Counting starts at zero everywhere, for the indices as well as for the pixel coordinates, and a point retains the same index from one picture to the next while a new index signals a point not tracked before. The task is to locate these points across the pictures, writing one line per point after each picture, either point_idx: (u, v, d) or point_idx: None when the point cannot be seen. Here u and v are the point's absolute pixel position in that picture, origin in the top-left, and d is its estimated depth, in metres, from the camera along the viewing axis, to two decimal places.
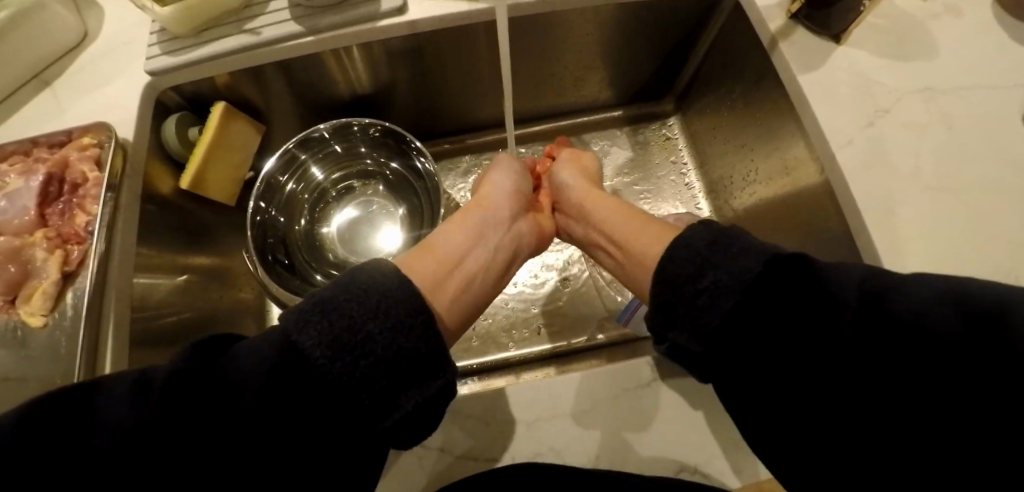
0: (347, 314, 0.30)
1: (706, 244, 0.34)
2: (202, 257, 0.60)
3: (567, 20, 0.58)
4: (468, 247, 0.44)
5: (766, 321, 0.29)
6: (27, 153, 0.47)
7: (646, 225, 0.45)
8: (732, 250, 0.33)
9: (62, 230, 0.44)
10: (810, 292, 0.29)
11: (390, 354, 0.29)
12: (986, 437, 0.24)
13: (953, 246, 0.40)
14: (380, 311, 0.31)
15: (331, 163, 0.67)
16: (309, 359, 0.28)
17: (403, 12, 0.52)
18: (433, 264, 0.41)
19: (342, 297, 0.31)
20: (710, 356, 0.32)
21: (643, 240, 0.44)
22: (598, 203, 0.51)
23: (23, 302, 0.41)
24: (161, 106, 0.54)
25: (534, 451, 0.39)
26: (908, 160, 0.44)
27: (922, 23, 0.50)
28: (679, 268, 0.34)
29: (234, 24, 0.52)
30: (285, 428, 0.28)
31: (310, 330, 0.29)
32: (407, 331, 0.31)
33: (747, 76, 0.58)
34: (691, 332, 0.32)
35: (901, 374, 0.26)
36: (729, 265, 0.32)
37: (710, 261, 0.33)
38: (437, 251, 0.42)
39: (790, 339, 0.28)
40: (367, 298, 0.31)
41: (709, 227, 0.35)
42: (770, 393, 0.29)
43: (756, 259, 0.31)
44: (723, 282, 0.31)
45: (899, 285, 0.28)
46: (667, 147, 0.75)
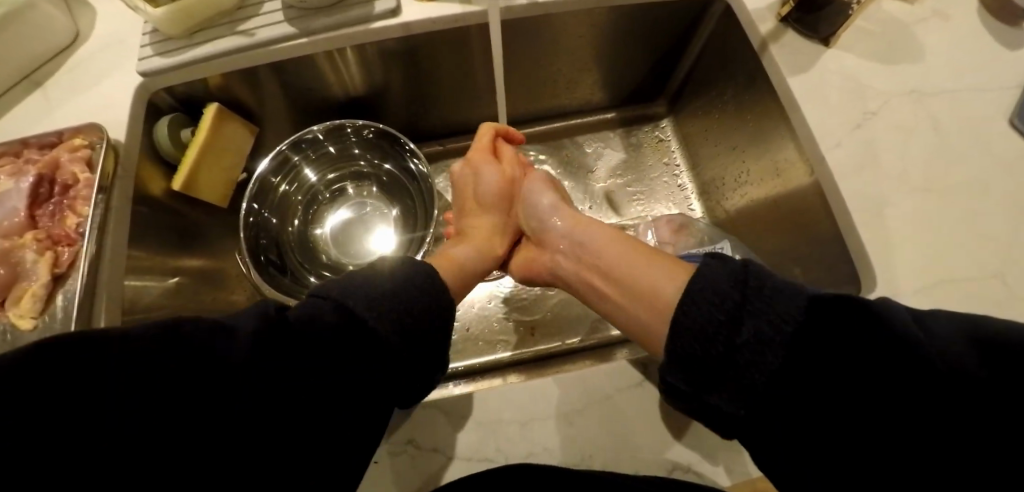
0: (398, 303, 0.34)
1: (733, 283, 0.30)
2: (194, 259, 0.59)
3: (559, 23, 0.59)
4: (473, 249, 0.52)
5: (801, 362, 0.26)
6: (16, 154, 0.47)
7: (649, 257, 0.41)
8: (767, 294, 0.29)
9: (53, 231, 0.44)
10: (854, 325, 0.26)
11: (416, 342, 0.34)
12: (1010, 478, 0.22)
13: (940, 247, 0.41)
14: (418, 297, 0.35)
15: (324, 164, 0.67)
16: (352, 343, 0.31)
17: (397, 14, 0.53)
18: (444, 263, 0.48)
19: (381, 292, 0.34)
20: (751, 411, 0.27)
21: (650, 276, 0.39)
22: (583, 231, 0.48)
23: (12, 304, 0.41)
24: (154, 108, 0.54)
25: (528, 450, 0.39)
26: (897, 161, 0.45)
27: (909, 27, 0.51)
28: (708, 315, 0.30)
29: (227, 26, 0.52)
30: (293, 434, 0.30)
31: (370, 309, 0.33)
32: (427, 316, 0.35)
33: (738, 78, 0.59)
34: (732, 391, 0.28)
35: (930, 412, 0.23)
36: (765, 308, 0.28)
37: (745, 303, 0.29)
38: (453, 257, 0.50)
39: (830, 375, 0.26)
40: (403, 288, 0.35)
41: (726, 263, 0.32)
42: (808, 435, 0.26)
43: (793, 304, 0.28)
44: (764, 335, 0.28)
45: (927, 319, 0.26)
46: (660, 149, 0.75)
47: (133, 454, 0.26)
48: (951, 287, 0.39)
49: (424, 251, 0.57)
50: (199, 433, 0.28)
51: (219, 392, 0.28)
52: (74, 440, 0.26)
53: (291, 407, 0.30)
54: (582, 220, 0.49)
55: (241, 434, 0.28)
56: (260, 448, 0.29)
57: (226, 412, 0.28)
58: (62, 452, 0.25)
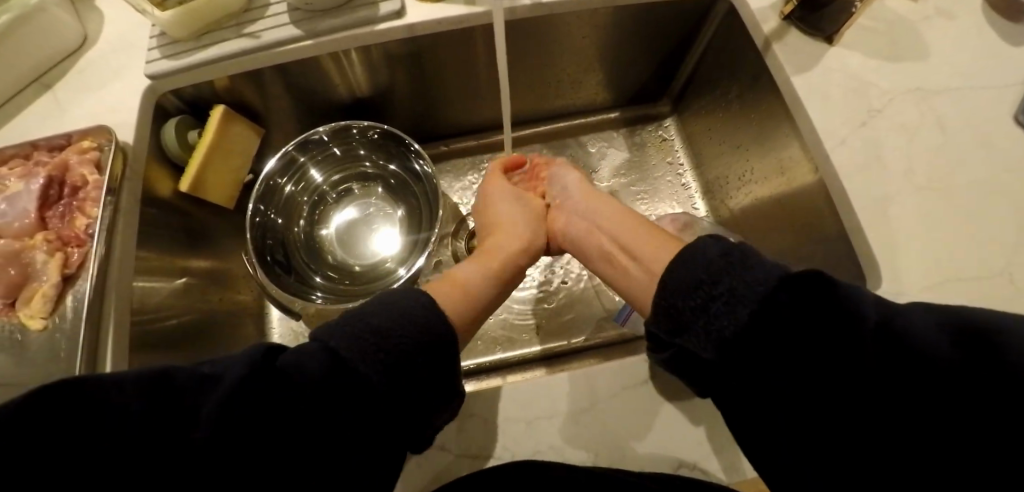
0: (391, 332, 0.32)
1: (719, 256, 0.32)
2: (201, 260, 0.60)
3: (563, 24, 0.59)
4: (484, 265, 0.48)
5: (772, 336, 0.26)
6: (26, 156, 0.47)
7: (650, 233, 0.45)
8: (749, 260, 0.31)
9: (63, 232, 0.44)
10: (828, 306, 0.25)
11: (421, 360, 0.32)
12: (981, 471, 0.22)
13: (946, 245, 0.41)
14: (411, 323, 0.33)
15: (330, 165, 0.67)
16: (351, 359, 0.30)
17: (402, 16, 0.53)
18: (450, 288, 0.43)
19: (372, 309, 0.33)
20: (721, 364, 0.29)
21: (652, 250, 0.43)
22: (597, 206, 0.52)
23: (23, 305, 0.41)
24: (162, 110, 0.55)
25: (534, 448, 0.39)
26: (903, 159, 0.45)
27: (914, 24, 0.51)
28: (692, 277, 0.32)
29: (233, 29, 0.52)
30: (293, 434, 0.27)
31: (360, 343, 0.31)
32: (426, 339, 0.33)
33: (742, 77, 0.59)
34: (704, 340, 0.30)
35: (900, 398, 0.23)
36: (742, 272, 0.30)
37: (728, 268, 0.31)
38: (455, 276, 0.45)
39: (800, 354, 0.25)
40: (400, 316, 0.33)
41: (719, 240, 0.34)
42: (773, 407, 0.26)
43: (771, 272, 0.29)
44: (737, 290, 0.29)
45: (903, 310, 0.25)
46: (663, 148, 0.75)
47: (131, 456, 0.26)
48: (957, 284, 0.39)
49: (429, 251, 0.57)
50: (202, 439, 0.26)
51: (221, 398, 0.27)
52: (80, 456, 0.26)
53: (291, 407, 0.28)
54: (597, 196, 0.53)
55: (237, 438, 0.27)
56: (258, 449, 0.27)
57: (226, 413, 0.27)
58: (74, 469, 0.26)
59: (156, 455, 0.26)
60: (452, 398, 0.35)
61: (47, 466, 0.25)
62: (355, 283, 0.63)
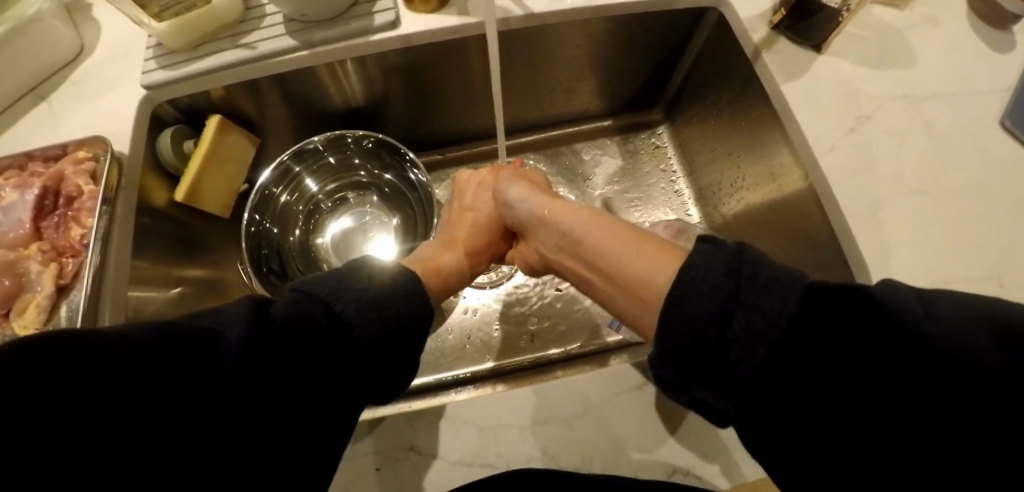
0: (391, 311, 0.35)
1: (726, 273, 0.28)
2: (196, 269, 0.60)
3: (556, 33, 0.60)
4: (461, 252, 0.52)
5: (797, 355, 0.25)
6: (21, 167, 0.47)
7: (645, 246, 0.37)
8: (759, 283, 0.27)
9: (58, 243, 0.44)
10: (858, 314, 0.24)
11: (402, 337, 0.35)
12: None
13: (935, 250, 0.41)
14: (402, 299, 0.36)
15: (325, 174, 0.67)
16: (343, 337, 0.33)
17: (397, 26, 0.53)
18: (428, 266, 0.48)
19: (348, 296, 0.34)
20: (743, 404, 0.27)
21: (640, 267, 0.36)
22: (565, 212, 0.46)
23: (17, 315, 0.41)
24: (158, 119, 0.55)
25: (529, 455, 0.39)
26: (890, 165, 0.45)
27: (900, 33, 0.52)
28: (701, 308, 0.28)
29: (229, 40, 0.53)
30: (302, 421, 0.30)
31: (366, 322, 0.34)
32: (416, 321, 0.36)
33: (733, 86, 0.60)
34: (718, 387, 0.27)
35: (946, 409, 0.21)
36: (757, 293, 0.27)
37: (736, 293, 0.27)
38: (434, 260, 0.49)
39: (824, 369, 0.24)
40: (405, 297, 0.36)
41: (716, 245, 0.30)
42: (788, 412, 0.25)
43: (790, 293, 0.26)
44: (756, 328, 0.26)
45: (955, 301, 0.23)
46: (657, 156, 0.76)
47: (140, 459, 0.25)
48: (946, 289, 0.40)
49: None
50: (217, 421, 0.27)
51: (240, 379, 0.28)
52: (84, 460, 0.24)
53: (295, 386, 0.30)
54: (565, 202, 0.48)
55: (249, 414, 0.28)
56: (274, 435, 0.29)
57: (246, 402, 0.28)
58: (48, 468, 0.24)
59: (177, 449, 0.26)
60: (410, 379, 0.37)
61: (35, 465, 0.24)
62: None
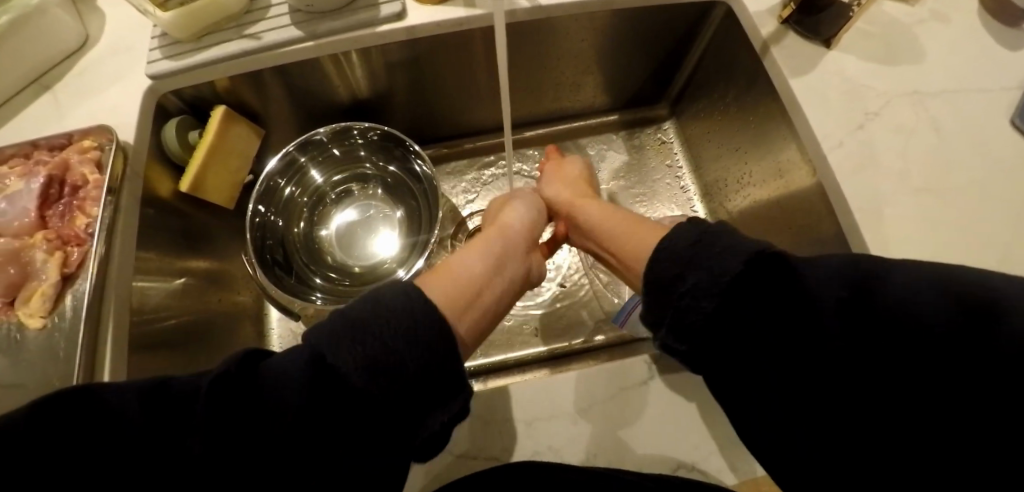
0: (376, 334, 0.29)
1: (690, 245, 0.33)
2: (201, 260, 0.60)
3: (562, 26, 0.59)
4: (483, 261, 0.42)
5: (745, 318, 0.30)
6: (26, 156, 0.47)
7: (638, 226, 0.46)
8: (716, 248, 0.32)
9: (62, 232, 0.44)
10: (794, 281, 0.29)
11: (416, 375, 0.29)
12: (990, 437, 0.25)
13: (945, 247, 0.41)
14: (411, 337, 0.30)
15: (330, 166, 0.67)
16: (339, 381, 0.28)
17: (403, 18, 0.53)
18: (448, 286, 0.38)
19: (372, 316, 0.30)
20: (696, 354, 0.32)
21: (638, 238, 0.44)
22: (587, 206, 0.53)
23: (22, 304, 0.41)
24: (162, 110, 0.55)
25: (533, 449, 0.39)
26: (900, 161, 0.45)
27: (910, 28, 0.51)
28: (666, 267, 0.34)
29: (234, 30, 0.53)
30: (315, 442, 0.27)
31: (342, 349, 0.28)
32: (430, 344, 0.30)
33: (740, 82, 0.59)
34: (676, 331, 0.32)
35: (887, 368, 0.26)
36: (714, 247, 0.32)
37: (693, 259, 0.33)
38: (449, 270, 0.40)
39: (773, 335, 0.29)
40: (398, 315, 0.30)
41: (693, 225, 0.35)
42: (760, 378, 0.30)
43: (738, 254, 0.30)
44: (702, 285, 0.31)
45: (886, 272, 0.27)
46: (662, 151, 0.76)
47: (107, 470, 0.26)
48: None
49: (428, 253, 0.57)
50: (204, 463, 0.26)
51: (218, 424, 0.27)
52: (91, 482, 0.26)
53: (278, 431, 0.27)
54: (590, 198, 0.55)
55: (228, 459, 0.27)
56: (289, 464, 0.27)
57: (237, 435, 0.27)
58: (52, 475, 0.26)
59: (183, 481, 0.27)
60: (459, 392, 0.31)
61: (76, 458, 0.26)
62: (354, 284, 0.63)
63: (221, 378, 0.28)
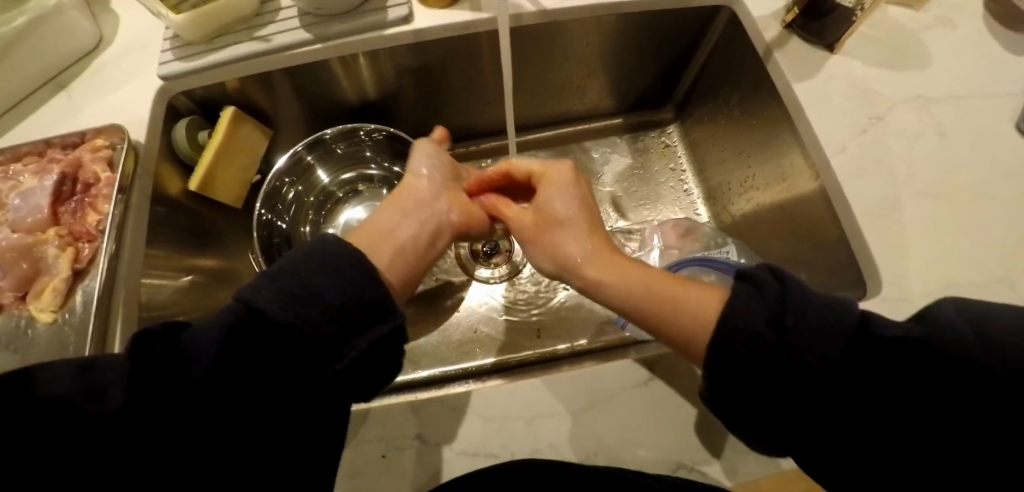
0: (295, 274, 0.31)
1: (769, 321, 0.29)
2: (209, 258, 0.61)
3: (568, 30, 0.60)
4: (404, 216, 0.45)
5: (838, 378, 0.28)
6: (40, 154, 0.48)
7: (688, 305, 0.36)
8: (806, 322, 0.28)
9: (74, 228, 0.45)
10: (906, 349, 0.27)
11: (336, 303, 0.31)
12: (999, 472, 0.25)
13: (945, 253, 0.41)
14: (329, 273, 0.32)
15: (337, 166, 0.68)
16: (263, 319, 0.29)
17: (410, 21, 0.54)
18: (363, 234, 0.42)
19: (291, 264, 0.32)
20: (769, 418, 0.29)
21: (690, 334, 0.35)
22: (624, 271, 0.41)
23: (34, 298, 0.42)
24: (173, 110, 0.56)
25: (534, 447, 0.39)
26: (902, 166, 0.45)
27: (915, 34, 0.51)
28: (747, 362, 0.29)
29: (244, 32, 0.54)
30: (263, 397, 0.29)
31: (264, 293, 0.30)
32: (353, 284, 0.32)
33: (744, 86, 0.60)
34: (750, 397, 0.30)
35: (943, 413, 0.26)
36: (805, 330, 0.28)
37: (782, 347, 0.28)
38: (371, 226, 0.43)
39: (861, 388, 0.28)
40: (313, 263, 0.32)
41: (753, 288, 0.31)
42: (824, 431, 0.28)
43: (841, 313, 0.29)
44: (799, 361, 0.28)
45: (984, 319, 0.27)
46: (666, 155, 0.76)
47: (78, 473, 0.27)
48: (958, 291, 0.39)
49: None
50: (146, 414, 0.27)
51: (148, 384, 0.27)
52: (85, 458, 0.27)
53: (225, 401, 0.28)
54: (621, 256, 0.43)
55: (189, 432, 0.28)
56: (240, 411, 0.28)
57: (165, 390, 0.28)
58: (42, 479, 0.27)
59: (142, 445, 0.27)
60: (388, 316, 0.33)
61: (50, 472, 0.27)
62: None
63: (145, 346, 0.28)
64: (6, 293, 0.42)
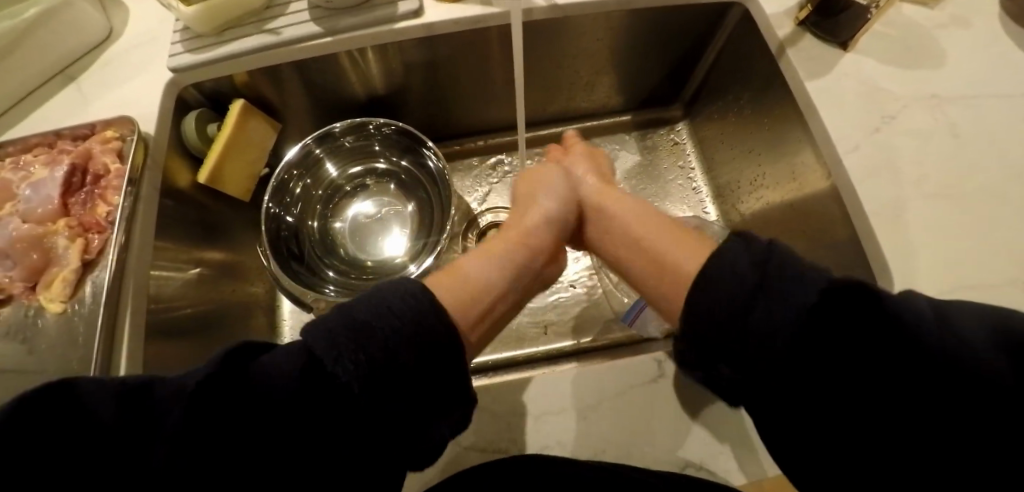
0: (383, 338, 0.29)
1: (753, 265, 0.29)
2: (217, 251, 0.61)
3: (578, 25, 0.60)
4: (500, 266, 0.41)
5: (814, 356, 0.25)
6: (51, 145, 0.48)
7: (682, 239, 0.39)
8: (785, 274, 0.27)
9: (84, 219, 0.45)
10: (873, 323, 0.24)
11: (416, 377, 0.29)
12: (990, 478, 0.22)
13: (960, 254, 0.40)
14: (412, 339, 0.30)
15: (345, 159, 0.68)
16: (339, 376, 0.28)
17: (420, 15, 0.54)
18: (467, 294, 0.38)
19: (368, 317, 0.30)
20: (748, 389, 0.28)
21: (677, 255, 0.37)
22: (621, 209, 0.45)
23: (43, 288, 0.42)
24: (183, 102, 0.56)
25: (541, 444, 0.39)
26: (915, 166, 0.45)
27: (930, 32, 0.51)
28: (721, 302, 0.29)
29: (255, 25, 0.54)
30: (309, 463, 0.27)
31: (348, 354, 0.28)
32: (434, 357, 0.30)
33: (755, 83, 0.59)
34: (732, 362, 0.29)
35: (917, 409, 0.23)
36: (783, 289, 0.27)
37: (757, 293, 0.28)
38: (470, 279, 0.39)
39: (837, 371, 0.25)
40: (399, 327, 0.30)
41: (745, 244, 0.30)
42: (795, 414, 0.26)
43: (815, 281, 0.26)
44: (771, 317, 0.27)
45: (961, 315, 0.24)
46: (675, 152, 0.76)
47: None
48: (973, 293, 0.39)
49: (437, 252, 0.58)
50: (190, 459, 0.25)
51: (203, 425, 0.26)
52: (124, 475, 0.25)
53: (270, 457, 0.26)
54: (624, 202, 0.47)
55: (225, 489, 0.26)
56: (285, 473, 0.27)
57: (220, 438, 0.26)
58: None
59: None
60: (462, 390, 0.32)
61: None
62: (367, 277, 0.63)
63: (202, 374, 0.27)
64: (16, 283, 0.42)
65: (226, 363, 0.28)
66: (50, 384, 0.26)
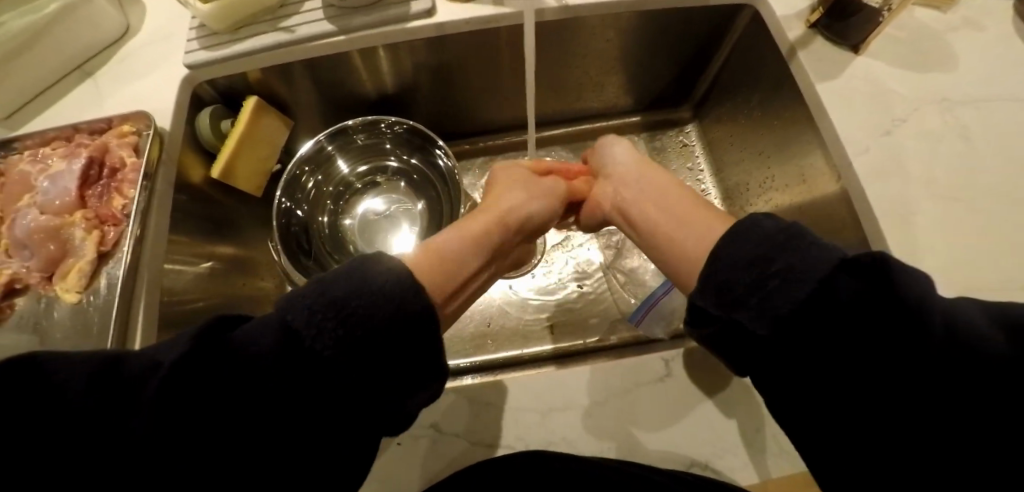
0: (360, 305, 0.29)
1: (777, 236, 0.29)
2: (229, 246, 0.61)
3: (589, 26, 0.60)
4: (470, 245, 0.41)
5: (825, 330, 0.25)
6: (68, 139, 0.49)
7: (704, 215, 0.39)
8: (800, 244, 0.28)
9: (100, 211, 0.46)
10: (885, 303, 0.24)
11: (390, 345, 0.30)
12: (992, 466, 0.23)
13: (970, 257, 0.40)
14: (387, 304, 0.30)
15: (356, 156, 0.68)
16: (314, 339, 0.28)
17: (432, 15, 0.54)
18: (437, 266, 0.38)
19: (346, 284, 0.30)
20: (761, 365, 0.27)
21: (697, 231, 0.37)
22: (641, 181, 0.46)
23: (59, 279, 0.43)
24: (197, 98, 0.57)
25: (548, 439, 0.39)
26: (926, 168, 0.45)
27: (942, 35, 0.51)
28: (741, 268, 0.29)
29: (269, 23, 0.54)
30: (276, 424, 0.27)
31: (321, 316, 0.29)
32: (406, 329, 0.30)
33: (765, 86, 0.59)
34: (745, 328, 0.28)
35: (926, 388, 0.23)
36: (795, 262, 0.27)
37: (776, 255, 0.28)
38: (441, 253, 0.39)
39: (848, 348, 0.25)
40: (378, 296, 0.30)
41: (768, 220, 0.30)
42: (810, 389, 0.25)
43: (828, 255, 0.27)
44: (786, 285, 0.27)
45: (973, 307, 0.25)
46: (683, 154, 0.76)
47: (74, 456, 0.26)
48: (983, 296, 0.39)
49: None
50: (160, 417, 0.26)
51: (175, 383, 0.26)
52: (104, 453, 0.26)
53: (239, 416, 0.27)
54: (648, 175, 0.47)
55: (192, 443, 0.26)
56: (255, 431, 0.27)
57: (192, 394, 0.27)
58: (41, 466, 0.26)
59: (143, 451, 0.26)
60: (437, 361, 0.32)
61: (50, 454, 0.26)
62: None
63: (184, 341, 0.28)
64: (32, 274, 0.43)
65: (210, 341, 0.29)
66: (26, 357, 0.27)
